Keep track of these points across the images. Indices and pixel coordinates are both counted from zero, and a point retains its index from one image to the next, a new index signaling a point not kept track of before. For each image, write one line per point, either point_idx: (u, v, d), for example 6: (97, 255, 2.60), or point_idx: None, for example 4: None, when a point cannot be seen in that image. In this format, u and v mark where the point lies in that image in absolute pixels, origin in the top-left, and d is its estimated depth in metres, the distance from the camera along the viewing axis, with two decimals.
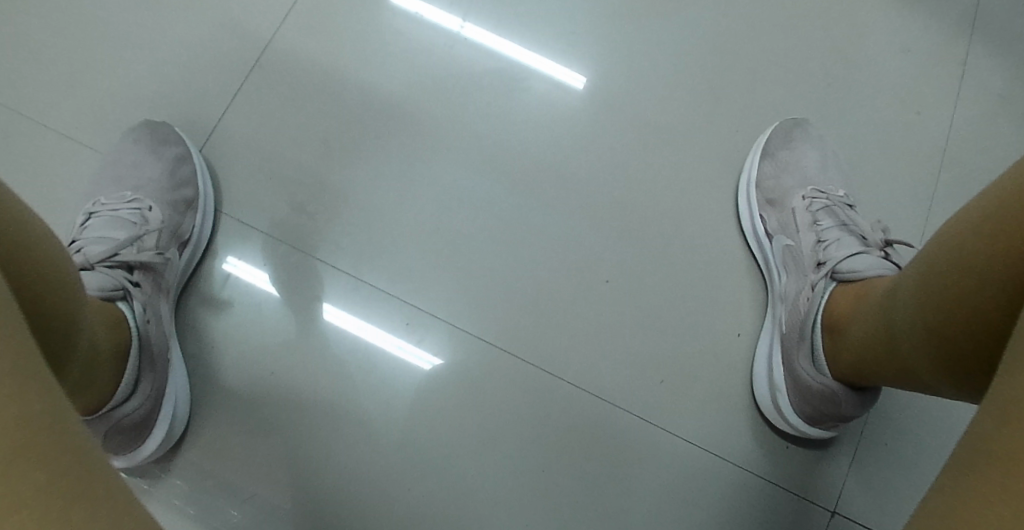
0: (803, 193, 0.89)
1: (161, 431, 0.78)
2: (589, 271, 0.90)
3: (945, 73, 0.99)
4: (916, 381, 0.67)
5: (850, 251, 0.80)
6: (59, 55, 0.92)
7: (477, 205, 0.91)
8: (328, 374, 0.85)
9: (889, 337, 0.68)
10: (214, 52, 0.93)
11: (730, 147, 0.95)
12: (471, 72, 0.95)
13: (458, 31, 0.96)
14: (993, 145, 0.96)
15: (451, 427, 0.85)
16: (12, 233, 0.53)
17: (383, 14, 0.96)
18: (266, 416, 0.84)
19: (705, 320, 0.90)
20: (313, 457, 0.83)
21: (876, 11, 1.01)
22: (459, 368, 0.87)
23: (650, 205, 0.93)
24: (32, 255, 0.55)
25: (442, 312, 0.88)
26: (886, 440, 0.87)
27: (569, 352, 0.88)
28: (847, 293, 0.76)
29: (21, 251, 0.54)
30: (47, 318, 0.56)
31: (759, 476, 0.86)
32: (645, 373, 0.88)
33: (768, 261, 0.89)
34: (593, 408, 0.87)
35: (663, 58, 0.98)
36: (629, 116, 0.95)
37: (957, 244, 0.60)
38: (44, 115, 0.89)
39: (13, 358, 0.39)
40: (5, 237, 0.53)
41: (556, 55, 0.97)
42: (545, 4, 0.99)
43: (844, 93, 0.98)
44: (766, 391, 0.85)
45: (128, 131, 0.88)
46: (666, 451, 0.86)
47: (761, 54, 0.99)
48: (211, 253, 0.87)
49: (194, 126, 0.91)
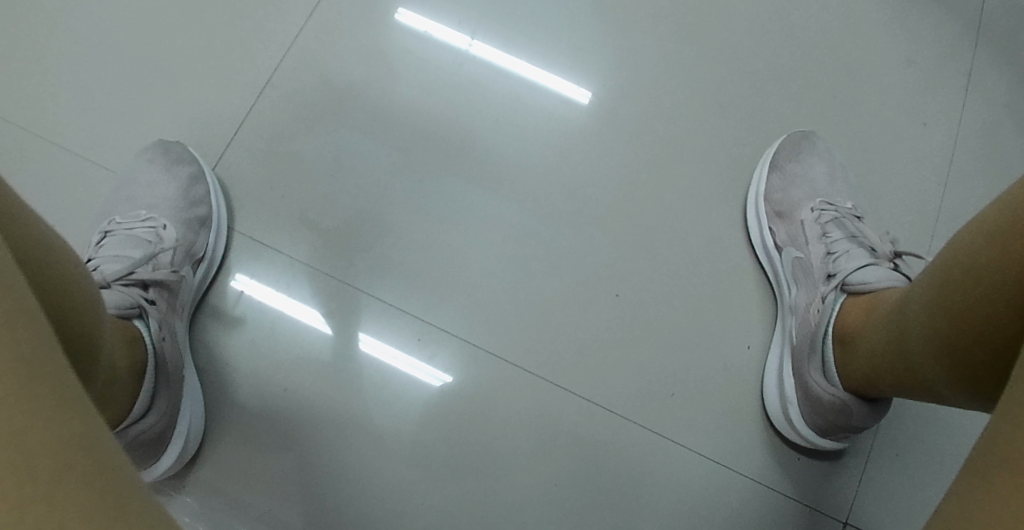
0: (812, 205, 0.90)
1: (176, 447, 0.79)
2: (598, 285, 0.91)
3: (950, 83, 0.99)
4: (929, 392, 0.67)
5: (860, 262, 0.80)
6: (74, 76, 0.93)
7: (486, 220, 0.92)
8: (340, 390, 0.86)
9: (900, 348, 0.68)
10: (226, 72, 0.94)
11: (737, 160, 0.96)
12: (479, 88, 0.96)
13: (466, 48, 0.97)
14: (1001, 155, 0.96)
15: (462, 441, 0.85)
16: (33, 253, 0.54)
17: (392, 30, 0.97)
18: (280, 432, 0.84)
19: (714, 332, 0.90)
20: (327, 471, 0.84)
21: (880, 24, 1.02)
22: (470, 381, 0.87)
23: (658, 218, 0.93)
24: (53, 273, 0.56)
25: (453, 328, 0.88)
26: (897, 451, 0.87)
27: (579, 366, 0.88)
28: (858, 304, 0.76)
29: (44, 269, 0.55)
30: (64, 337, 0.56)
31: (772, 489, 0.86)
32: (656, 387, 0.88)
33: (777, 273, 0.89)
34: (603, 421, 0.87)
35: (670, 73, 0.99)
36: (636, 130, 0.96)
37: (966, 254, 0.60)
38: (59, 135, 0.91)
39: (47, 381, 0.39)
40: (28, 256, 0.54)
41: (564, 71, 0.98)
42: (552, 21, 1.00)
43: (850, 105, 0.98)
44: (777, 403, 0.85)
45: (143, 151, 0.90)
46: (677, 464, 0.86)
47: (766, 66, 1.00)
48: (223, 270, 0.88)
49: (206, 145, 0.92)
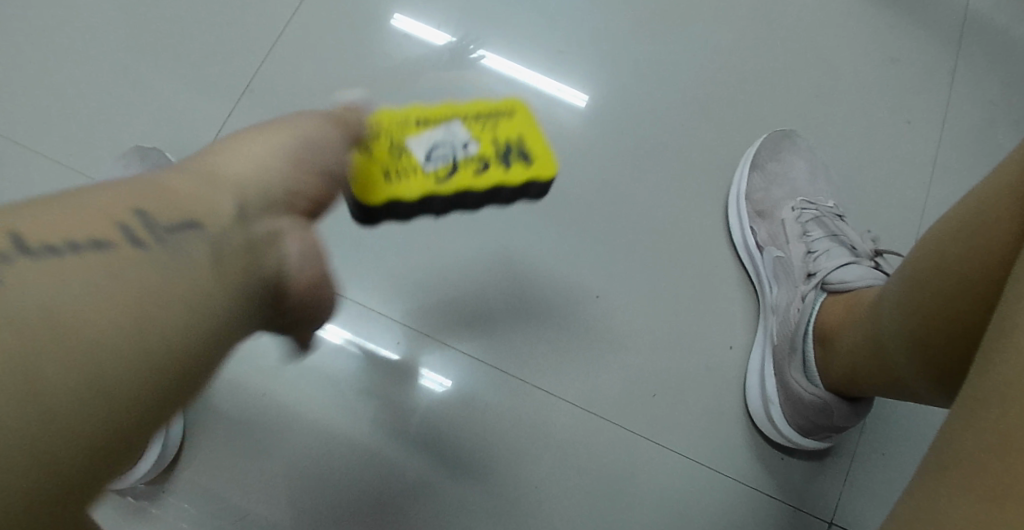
0: (792, 205, 0.90)
1: (153, 453, 0.78)
2: (580, 287, 0.91)
3: (933, 82, 0.99)
4: (904, 390, 0.67)
5: (839, 261, 0.81)
6: (55, 84, 0.94)
7: (467, 222, 0.92)
8: (321, 393, 0.86)
9: (875, 347, 0.67)
10: (207, 77, 0.95)
11: (719, 160, 0.96)
12: (460, 90, 0.96)
13: (447, 49, 0.98)
14: (985, 153, 0.96)
15: (444, 444, 0.85)
16: None
17: (374, 34, 0.98)
18: (262, 436, 0.85)
19: (697, 333, 0.89)
20: (308, 475, 0.84)
21: (862, 23, 1.02)
22: (452, 384, 0.87)
23: (640, 219, 0.93)
24: None
25: (434, 330, 0.88)
26: (882, 450, 0.87)
27: (560, 367, 0.88)
28: (838, 304, 0.76)
29: None
30: None
31: (755, 490, 0.85)
32: (638, 388, 0.88)
33: (759, 273, 0.89)
34: (585, 423, 0.87)
35: (652, 73, 0.99)
36: (617, 131, 0.96)
37: (938, 250, 0.60)
38: (40, 142, 0.91)
39: None
40: None
41: (545, 71, 0.98)
42: (533, 22, 1.00)
43: (833, 103, 0.98)
44: (759, 403, 0.85)
45: (121, 157, 0.90)
46: (659, 466, 0.86)
47: (748, 65, 0.99)
48: None
49: (186, 150, 0.92)
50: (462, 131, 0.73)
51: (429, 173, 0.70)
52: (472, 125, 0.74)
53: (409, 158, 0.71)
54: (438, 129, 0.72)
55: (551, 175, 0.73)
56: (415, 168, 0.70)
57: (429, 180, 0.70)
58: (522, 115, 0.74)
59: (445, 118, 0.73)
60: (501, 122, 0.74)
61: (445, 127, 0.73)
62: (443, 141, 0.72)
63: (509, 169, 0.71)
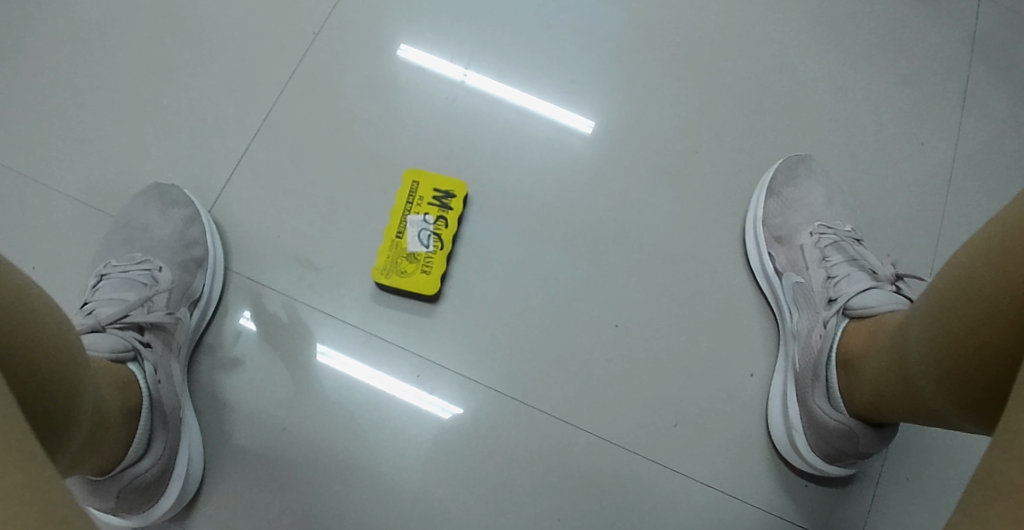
0: (811, 230, 0.89)
1: (175, 489, 0.79)
2: (597, 315, 0.90)
3: (945, 103, 0.99)
4: (933, 417, 0.66)
5: (861, 286, 0.79)
6: (71, 122, 0.95)
7: (483, 252, 0.92)
8: (339, 426, 0.85)
9: (903, 374, 0.66)
10: (220, 114, 0.96)
11: (733, 186, 0.96)
12: (475, 122, 0.97)
13: (461, 79, 0.98)
14: (1000, 173, 0.97)
15: (463, 476, 0.84)
16: (10, 314, 0.53)
17: (389, 66, 0.98)
18: (280, 470, 0.84)
19: (717, 361, 0.89)
20: (327, 510, 0.83)
21: (872, 46, 1.02)
22: (471, 415, 0.86)
23: (656, 246, 0.93)
24: (29, 330, 0.55)
25: (452, 362, 0.88)
26: (908, 475, 0.85)
27: (579, 398, 0.87)
28: (861, 329, 0.75)
29: (21, 326, 0.54)
30: (40, 390, 0.56)
31: (780, 519, 0.84)
32: (658, 417, 0.87)
33: (779, 299, 0.88)
34: (607, 453, 0.85)
35: (664, 99, 0.99)
36: (631, 158, 0.96)
37: (964, 278, 0.59)
38: (57, 181, 0.92)
39: (18, 492, 0.41)
40: (6, 315, 0.53)
41: (557, 101, 0.99)
42: (545, 53, 1.01)
43: (845, 127, 0.98)
44: (782, 431, 0.84)
45: (139, 194, 0.91)
46: (682, 495, 0.84)
47: (759, 90, 1.00)
48: (221, 311, 0.89)
49: (203, 187, 0.93)
50: (419, 217, 0.91)
51: (429, 254, 0.90)
52: (419, 206, 0.92)
53: (401, 249, 0.90)
54: (410, 226, 0.91)
55: (466, 189, 0.93)
56: (414, 254, 0.90)
57: (438, 254, 0.90)
58: (461, 198, 0.93)
59: (403, 220, 0.91)
60: (418, 188, 0.93)
61: (410, 224, 0.91)
62: (417, 231, 0.90)
63: (452, 208, 0.92)
